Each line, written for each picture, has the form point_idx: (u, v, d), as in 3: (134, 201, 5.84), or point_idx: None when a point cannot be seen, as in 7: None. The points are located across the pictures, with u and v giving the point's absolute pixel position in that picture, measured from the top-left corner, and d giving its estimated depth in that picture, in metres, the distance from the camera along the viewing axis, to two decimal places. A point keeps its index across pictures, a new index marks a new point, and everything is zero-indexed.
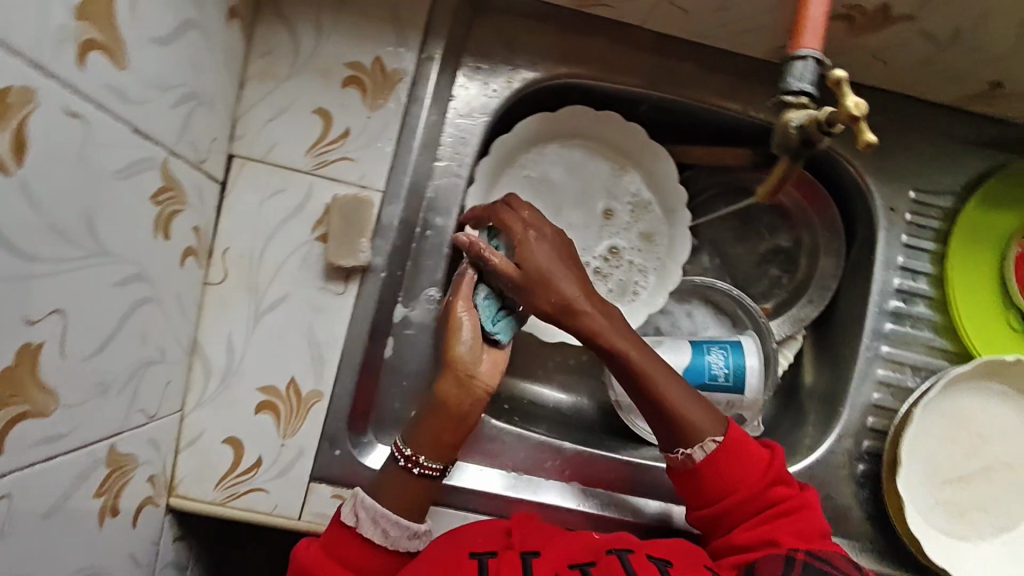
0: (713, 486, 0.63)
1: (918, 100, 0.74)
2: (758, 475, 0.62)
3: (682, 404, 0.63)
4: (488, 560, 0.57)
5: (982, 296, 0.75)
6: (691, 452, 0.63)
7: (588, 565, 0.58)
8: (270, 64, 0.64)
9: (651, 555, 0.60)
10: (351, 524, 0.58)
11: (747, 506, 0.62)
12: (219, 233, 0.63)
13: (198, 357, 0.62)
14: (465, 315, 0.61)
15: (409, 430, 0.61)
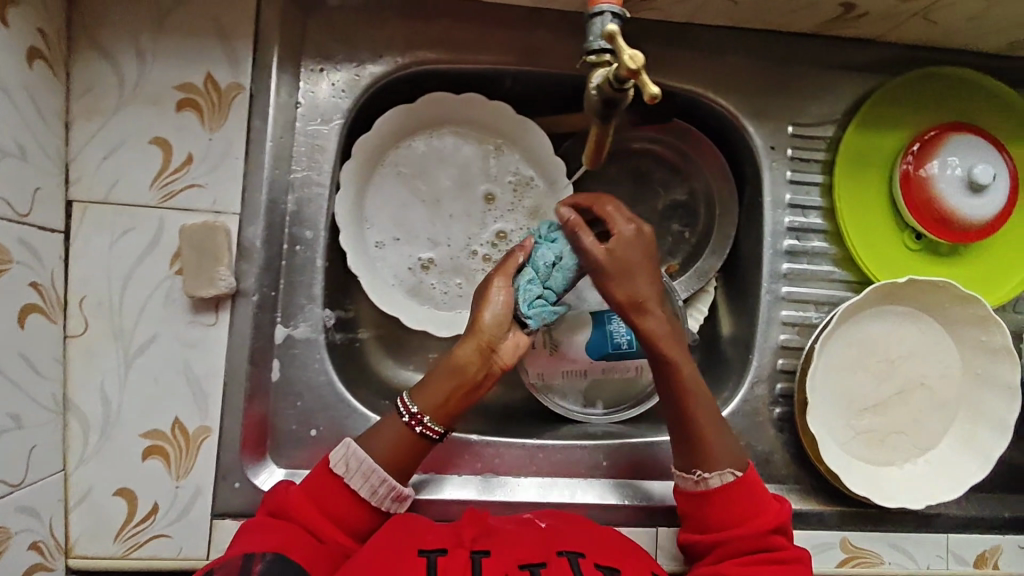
0: (716, 516, 0.61)
1: (781, 33, 0.72)
2: (764, 517, 0.60)
3: (709, 427, 0.63)
4: (437, 558, 0.53)
5: (876, 222, 0.74)
6: (707, 476, 0.61)
7: (539, 566, 0.53)
8: (94, 100, 0.61)
9: (600, 562, 0.56)
10: (339, 473, 0.59)
11: (745, 546, 0.59)
12: (72, 283, 0.60)
13: (71, 415, 0.60)
14: (501, 294, 0.62)
15: (418, 389, 0.62)
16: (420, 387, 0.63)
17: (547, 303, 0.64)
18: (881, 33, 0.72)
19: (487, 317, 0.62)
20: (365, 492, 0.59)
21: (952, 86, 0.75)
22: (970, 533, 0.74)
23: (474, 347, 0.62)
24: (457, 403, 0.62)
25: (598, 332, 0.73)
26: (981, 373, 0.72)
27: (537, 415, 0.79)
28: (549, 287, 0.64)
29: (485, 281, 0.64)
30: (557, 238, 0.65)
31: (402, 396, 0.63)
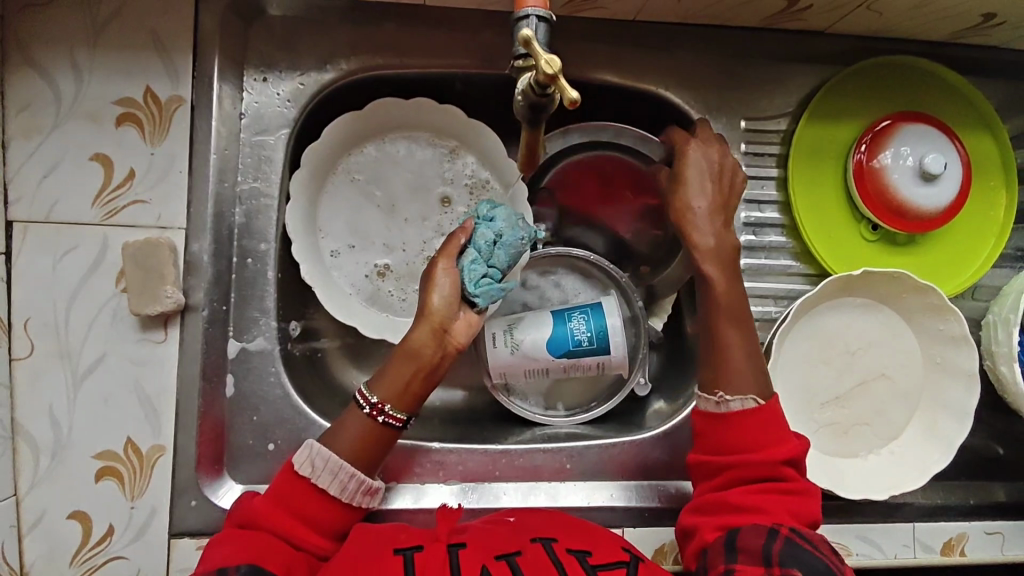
0: (728, 440, 0.59)
1: (729, 27, 0.72)
2: (781, 447, 0.57)
3: (737, 344, 0.61)
4: (414, 555, 0.54)
5: (834, 213, 0.74)
6: (728, 398, 0.59)
7: (515, 554, 0.54)
8: (31, 118, 0.60)
9: (571, 548, 0.57)
10: (305, 473, 0.58)
11: (754, 472, 0.57)
12: (15, 305, 0.59)
13: (21, 438, 0.59)
14: (445, 276, 0.61)
15: (375, 381, 0.61)
16: (377, 380, 0.61)
17: (493, 282, 0.63)
18: (831, 23, 0.71)
19: (435, 300, 0.61)
20: (335, 489, 0.58)
21: (902, 75, 0.75)
22: (938, 522, 0.74)
23: (427, 330, 0.60)
24: (417, 386, 0.60)
25: (559, 328, 0.70)
26: (942, 362, 0.73)
27: (504, 419, 0.78)
28: (493, 265, 0.63)
29: (428, 267, 0.63)
30: (495, 218, 0.65)
31: (361, 389, 0.62)
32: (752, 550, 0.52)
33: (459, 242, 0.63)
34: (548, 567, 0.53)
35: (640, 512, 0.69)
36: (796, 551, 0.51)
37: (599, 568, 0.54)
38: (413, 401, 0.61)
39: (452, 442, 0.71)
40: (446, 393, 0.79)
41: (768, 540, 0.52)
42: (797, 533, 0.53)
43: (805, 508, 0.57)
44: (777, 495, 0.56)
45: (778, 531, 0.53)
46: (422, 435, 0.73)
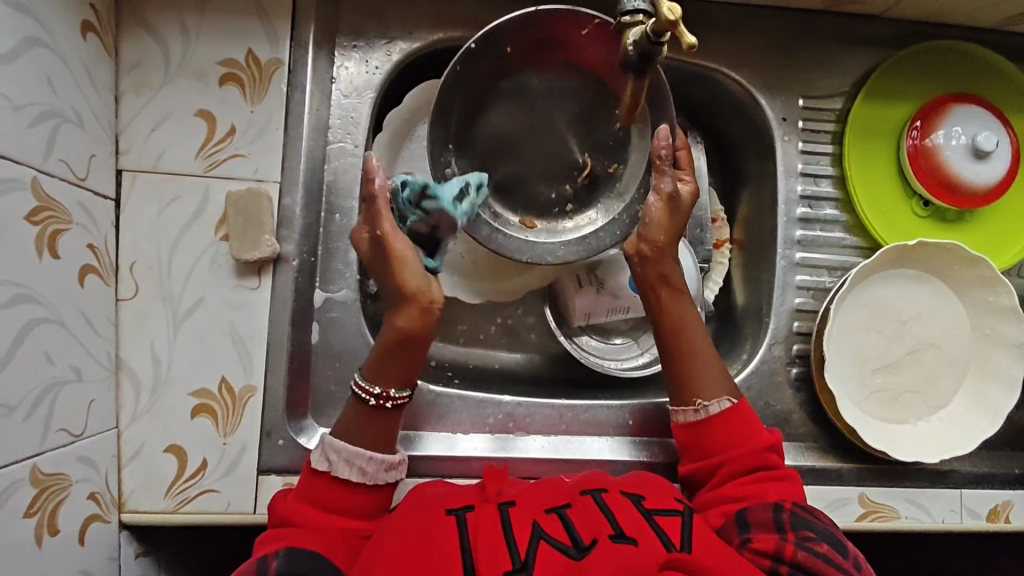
0: (711, 441, 0.65)
1: (789, 10, 0.76)
2: (761, 438, 0.64)
3: (701, 365, 0.66)
4: (466, 515, 0.55)
5: (885, 189, 0.78)
6: (706, 405, 0.65)
7: (564, 507, 0.56)
8: (142, 75, 0.64)
9: (624, 491, 0.60)
10: (323, 469, 0.59)
11: (743, 463, 0.63)
12: (122, 248, 0.63)
13: (124, 373, 0.62)
14: (404, 245, 0.60)
15: (370, 365, 0.62)
16: (370, 362, 0.62)
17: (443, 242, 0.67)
18: (888, 7, 0.75)
19: (411, 279, 0.59)
20: (355, 475, 0.60)
21: (954, 59, 0.79)
22: (982, 489, 0.76)
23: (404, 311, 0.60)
24: (406, 363, 0.62)
25: None
26: (990, 333, 0.75)
27: (563, 380, 0.81)
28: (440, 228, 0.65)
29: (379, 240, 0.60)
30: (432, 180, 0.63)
31: (356, 380, 0.62)
32: (764, 523, 0.58)
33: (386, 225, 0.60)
34: (599, 516, 0.54)
35: None
36: (805, 520, 0.57)
37: (654, 512, 0.56)
38: (409, 374, 0.62)
39: (518, 397, 0.75)
40: (507, 356, 0.81)
41: (778, 513, 0.58)
42: (800, 506, 0.59)
43: (798, 492, 0.63)
44: (771, 482, 0.62)
45: (784, 505, 0.59)
46: (488, 391, 0.76)
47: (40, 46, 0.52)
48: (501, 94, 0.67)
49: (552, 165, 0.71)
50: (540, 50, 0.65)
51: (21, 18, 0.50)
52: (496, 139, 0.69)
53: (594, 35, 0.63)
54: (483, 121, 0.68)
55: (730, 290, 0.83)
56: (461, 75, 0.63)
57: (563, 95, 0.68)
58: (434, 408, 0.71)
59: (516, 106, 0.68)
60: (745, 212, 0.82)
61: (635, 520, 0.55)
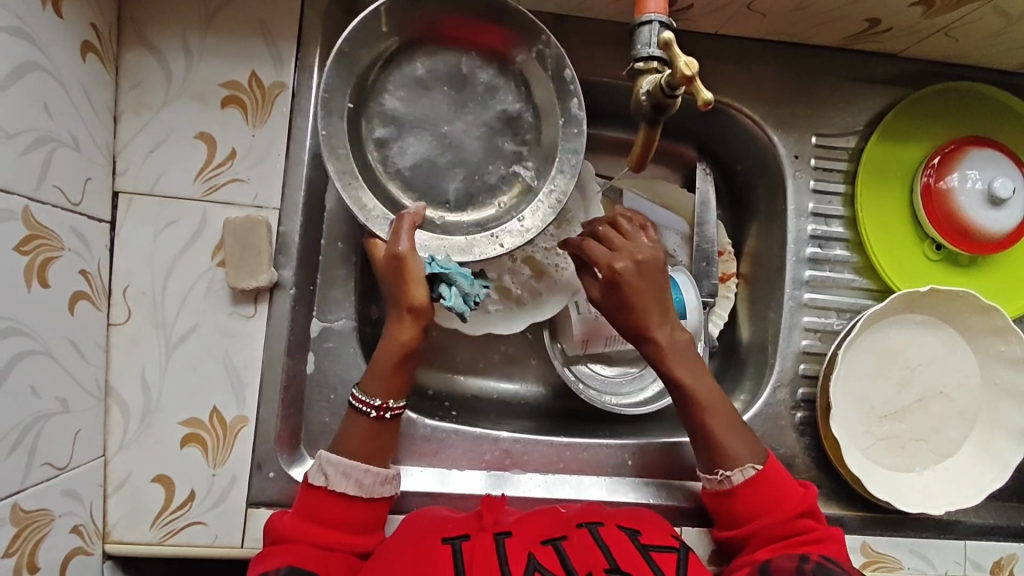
0: (741, 508, 0.62)
1: (804, 46, 0.75)
2: (790, 504, 0.61)
3: (724, 428, 0.63)
4: (461, 544, 0.54)
5: (897, 231, 0.76)
6: (729, 476, 0.62)
7: (561, 539, 0.54)
8: (141, 95, 0.63)
9: (621, 525, 0.58)
10: (320, 483, 0.58)
11: (773, 530, 0.61)
12: (116, 272, 0.61)
13: (113, 401, 0.61)
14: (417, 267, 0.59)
15: (368, 383, 0.61)
16: (366, 375, 0.61)
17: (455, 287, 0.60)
18: (906, 47, 0.74)
19: (417, 293, 0.59)
20: (353, 488, 0.58)
21: (972, 101, 0.77)
22: (987, 541, 0.75)
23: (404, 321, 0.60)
24: (404, 369, 0.61)
25: None
26: (1000, 383, 0.74)
27: (561, 413, 0.79)
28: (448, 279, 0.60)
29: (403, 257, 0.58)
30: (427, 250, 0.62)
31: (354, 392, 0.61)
32: None
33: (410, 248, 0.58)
34: (594, 551, 0.53)
35: (695, 511, 0.72)
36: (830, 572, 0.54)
37: (650, 548, 0.55)
38: (405, 381, 0.62)
39: (516, 432, 0.74)
40: (505, 386, 0.79)
41: (800, 566, 0.55)
42: (830, 559, 0.56)
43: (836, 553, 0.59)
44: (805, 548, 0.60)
45: (810, 558, 0.56)
46: (483, 424, 0.75)
47: (38, 70, 0.51)
48: (383, 134, 0.65)
49: (477, 149, 0.66)
50: (366, 51, 0.61)
51: (17, 42, 0.48)
52: (415, 166, 0.66)
53: (393, 19, 0.61)
54: (378, 146, 0.65)
55: (735, 326, 0.82)
56: (339, 87, 0.60)
57: (425, 86, 0.64)
58: (430, 442, 0.70)
59: (405, 131, 0.65)
60: (753, 247, 0.81)
61: (632, 556, 0.53)
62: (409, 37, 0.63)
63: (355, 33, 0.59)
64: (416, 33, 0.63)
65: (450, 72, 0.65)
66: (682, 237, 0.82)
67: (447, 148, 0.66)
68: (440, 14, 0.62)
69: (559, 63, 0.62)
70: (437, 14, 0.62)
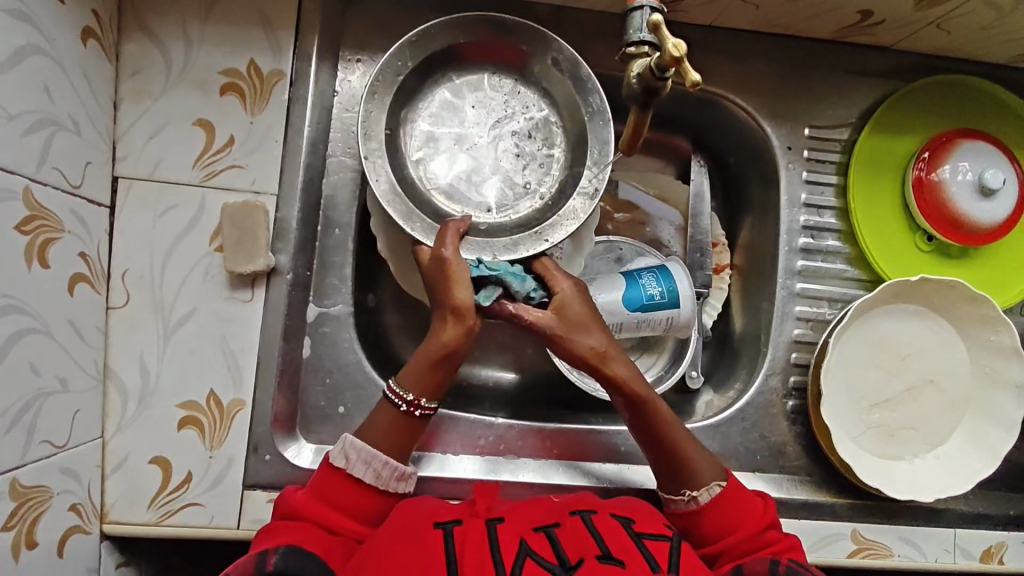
0: (706, 530, 0.61)
1: (798, 38, 0.75)
2: (753, 518, 0.61)
3: (688, 445, 0.64)
4: (453, 528, 0.54)
5: (889, 222, 0.77)
6: (695, 496, 0.62)
7: (553, 526, 0.54)
8: (141, 82, 0.63)
9: (613, 514, 0.59)
10: (341, 464, 0.59)
11: (740, 548, 0.59)
12: (115, 256, 0.62)
13: (111, 382, 0.62)
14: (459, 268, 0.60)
15: (403, 381, 0.61)
16: (405, 372, 0.62)
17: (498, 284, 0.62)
18: (898, 40, 0.75)
19: (461, 296, 0.59)
20: (370, 477, 0.59)
21: (964, 94, 0.78)
22: (976, 529, 0.75)
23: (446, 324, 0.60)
24: (447, 369, 0.61)
25: (632, 286, 0.73)
26: (991, 372, 0.74)
27: (556, 401, 0.80)
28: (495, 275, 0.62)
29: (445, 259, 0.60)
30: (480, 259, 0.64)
31: (390, 386, 0.62)
32: None
33: (453, 253, 0.60)
34: (586, 538, 0.53)
35: None
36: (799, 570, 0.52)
37: (644, 536, 0.55)
38: (441, 385, 0.62)
39: (510, 418, 0.74)
40: (500, 374, 0.80)
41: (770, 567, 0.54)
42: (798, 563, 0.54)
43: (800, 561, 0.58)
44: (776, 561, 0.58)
45: (779, 560, 0.55)
46: (478, 411, 0.75)
47: (39, 53, 0.51)
48: (419, 153, 0.69)
49: (508, 157, 0.70)
50: (400, 77, 0.67)
51: (19, 25, 0.49)
52: (452, 176, 0.69)
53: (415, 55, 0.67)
54: (417, 165, 0.69)
55: (728, 317, 0.83)
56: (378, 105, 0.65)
57: (456, 108, 0.70)
58: (425, 428, 0.71)
59: (439, 150, 0.69)
60: (746, 238, 0.81)
61: (623, 541, 0.54)
62: (433, 65, 0.69)
63: (386, 64, 0.65)
64: (448, 60, 0.70)
65: (476, 90, 0.71)
66: (676, 228, 0.83)
67: (482, 159, 0.69)
68: (462, 44, 0.69)
69: (572, 62, 0.68)
70: (460, 42, 0.69)
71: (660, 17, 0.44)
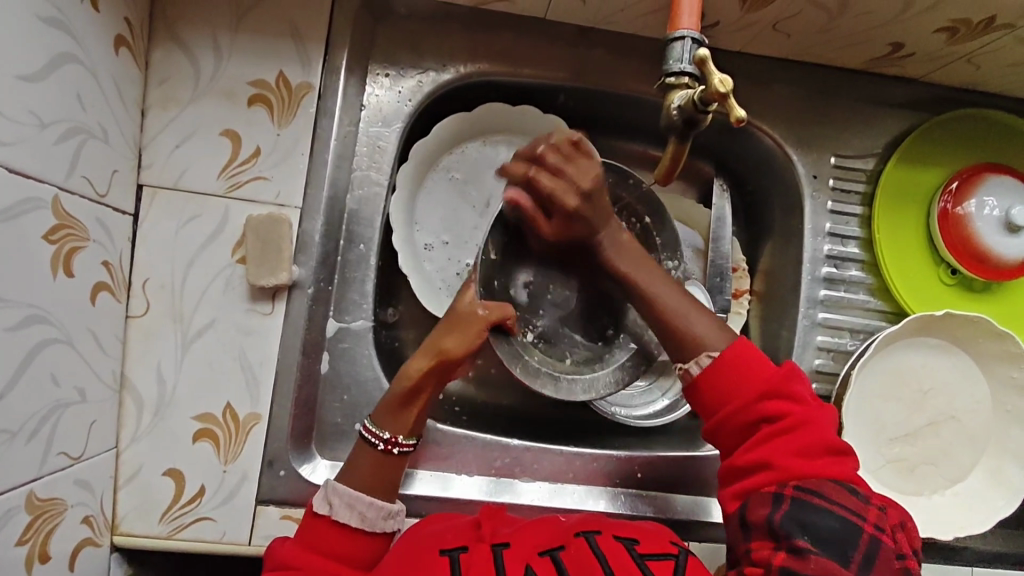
0: (707, 396, 0.60)
1: (826, 67, 0.75)
2: (751, 389, 0.58)
3: (677, 312, 0.62)
4: (459, 555, 0.52)
5: (913, 254, 0.76)
6: (689, 366, 0.61)
7: (558, 549, 0.53)
8: (170, 90, 0.63)
9: (617, 535, 0.56)
10: (324, 512, 0.57)
11: (739, 422, 0.58)
12: (137, 265, 0.62)
13: (127, 392, 0.61)
14: (466, 320, 0.61)
15: (381, 416, 0.61)
16: (381, 407, 0.61)
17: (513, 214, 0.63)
18: (926, 72, 0.75)
19: (453, 347, 0.60)
20: (355, 521, 0.57)
21: (989, 128, 0.78)
22: (992, 568, 0.75)
23: (426, 367, 0.60)
24: (422, 409, 0.62)
25: None
26: (1010, 409, 0.74)
27: (570, 423, 0.79)
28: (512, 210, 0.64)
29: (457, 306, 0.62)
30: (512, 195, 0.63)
31: (365, 425, 0.61)
32: (761, 523, 0.54)
33: (485, 320, 0.61)
34: (590, 559, 0.51)
35: (701, 526, 0.72)
36: (802, 513, 0.52)
37: (647, 557, 0.53)
38: (418, 422, 0.62)
39: (526, 440, 0.74)
40: (515, 394, 0.79)
41: (772, 512, 0.53)
42: (803, 487, 0.54)
43: (811, 441, 0.56)
44: (775, 441, 0.56)
45: (783, 493, 0.54)
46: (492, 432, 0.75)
47: (72, 61, 0.51)
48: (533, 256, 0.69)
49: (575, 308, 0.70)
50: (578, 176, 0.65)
51: (55, 33, 0.49)
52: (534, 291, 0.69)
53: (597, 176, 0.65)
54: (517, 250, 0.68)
55: None
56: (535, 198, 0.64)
57: None
58: (440, 447, 0.70)
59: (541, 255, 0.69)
60: (767, 264, 0.81)
61: (627, 565, 0.51)
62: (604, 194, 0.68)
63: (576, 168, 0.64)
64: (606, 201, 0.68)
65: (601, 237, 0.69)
66: (696, 252, 0.82)
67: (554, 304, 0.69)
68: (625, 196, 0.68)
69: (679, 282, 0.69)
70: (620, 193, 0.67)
71: (706, 51, 0.45)
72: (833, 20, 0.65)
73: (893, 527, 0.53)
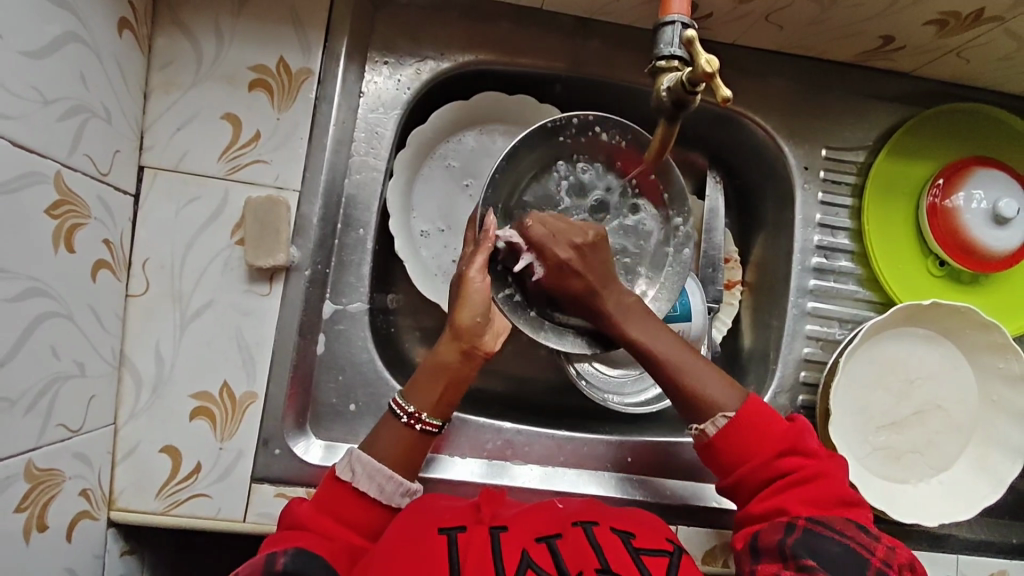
0: (727, 452, 0.61)
1: (819, 60, 0.76)
2: (772, 444, 0.60)
3: (697, 379, 0.63)
4: (458, 535, 0.53)
5: (902, 246, 0.77)
6: (704, 427, 0.62)
7: (555, 537, 0.53)
8: (171, 74, 0.64)
9: (614, 528, 0.56)
10: (347, 478, 0.58)
11: (763, 476, 0.59)
12: (137, 244, 0.63)
13: (126, 369, 0.62)
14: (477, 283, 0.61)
15: (410, 391, 0.62)
16: (411, 385, 0.63)
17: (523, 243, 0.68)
18: (918, 66, 0.76)
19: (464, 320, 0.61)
20: (374, 491, 0.58)
21: (978, 123, 0.79)
22: (979, 556, 0.76)
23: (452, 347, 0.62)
24: (450, 390, 0.62)
25: None
26: (998, 400, 0.74)
27: (563, 410, 0.81)
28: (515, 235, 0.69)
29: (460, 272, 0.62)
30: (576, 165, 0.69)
31: (395, 399, 0.62)
32: (771, 546, 0.55)
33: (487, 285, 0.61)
34: (587, 549, 0.52)
35: (690, 510, 0.73)
36: (813, 541, 0.53)
37: (642, 551, 0.53)
38: (446, 406, 0.63)
39: (519, 424, 0.75)
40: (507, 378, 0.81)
41: (784, 538, 0.55)
42: (815, 520, 0.55)
43: (826, 491, 0.58)
44: (793, 488, 0.58)
45: (796, 524, 0.55)
46: (485, 415, 0.76)
47: (76, 41, 0.52)
48: (528, 201, 0.68)
49: None
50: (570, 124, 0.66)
51: (59, 13, 0.50)
52: None
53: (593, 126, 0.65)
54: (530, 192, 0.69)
55: (738, 333, 0.83)
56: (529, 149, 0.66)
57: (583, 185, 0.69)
58: None
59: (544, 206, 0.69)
60: (759, 255, 0.82)
61: (623, 559, 0.51)
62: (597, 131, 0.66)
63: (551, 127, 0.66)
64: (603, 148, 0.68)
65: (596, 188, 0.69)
66: (689, 242, 0.83)
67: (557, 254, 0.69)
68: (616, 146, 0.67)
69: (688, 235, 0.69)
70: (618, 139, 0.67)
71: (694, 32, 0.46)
72: (823, 13, 0.66)
73: (901, 566, 0.53)
